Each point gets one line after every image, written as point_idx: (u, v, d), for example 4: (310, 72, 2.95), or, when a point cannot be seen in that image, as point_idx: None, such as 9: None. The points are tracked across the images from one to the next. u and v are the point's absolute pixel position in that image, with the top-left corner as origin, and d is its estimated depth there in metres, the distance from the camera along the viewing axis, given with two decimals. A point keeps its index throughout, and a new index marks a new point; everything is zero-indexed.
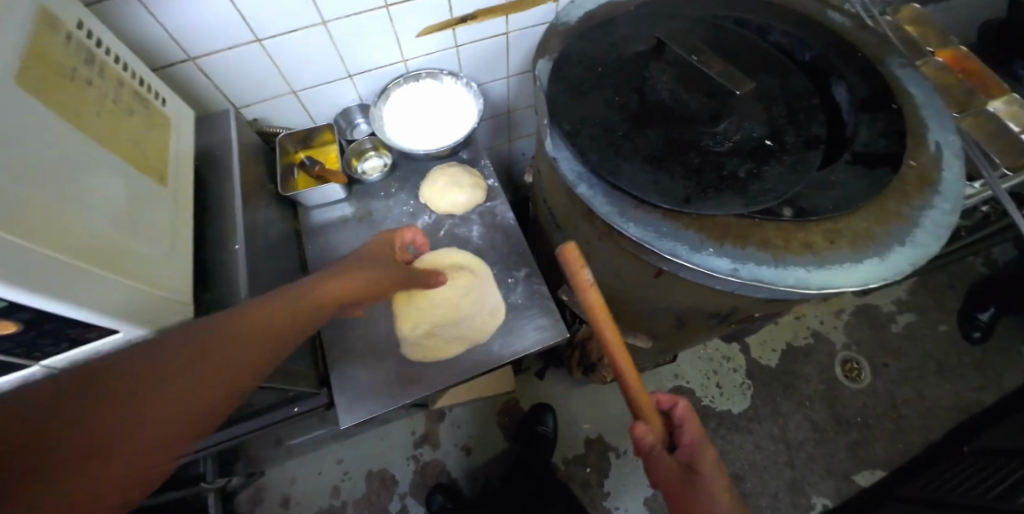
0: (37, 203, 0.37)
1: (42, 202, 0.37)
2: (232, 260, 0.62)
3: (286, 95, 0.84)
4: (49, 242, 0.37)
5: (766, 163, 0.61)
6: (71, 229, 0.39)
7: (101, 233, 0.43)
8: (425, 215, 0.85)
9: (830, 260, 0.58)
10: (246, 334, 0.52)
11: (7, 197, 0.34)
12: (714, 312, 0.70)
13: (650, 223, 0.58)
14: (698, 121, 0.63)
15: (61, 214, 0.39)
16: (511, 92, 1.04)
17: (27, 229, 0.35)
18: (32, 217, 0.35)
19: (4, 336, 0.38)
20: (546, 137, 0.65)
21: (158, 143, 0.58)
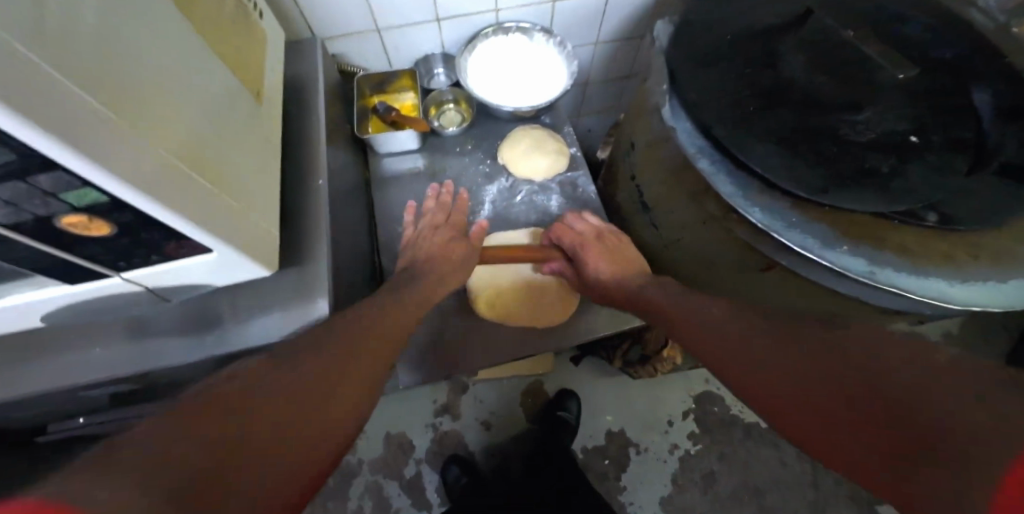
0: (145, 86, 0.31)
1: (156, 90, 0.32)
2: (315, 196, 0.58)
3: (371, 33, 0.78)
4: (157, 134, 0.31)
5: (909, 161, 0.55)
6: (178, 125, 0.34)
7: (203, 138, 0.38)
8: (502, 178, 0.80)
9: (974, 276, 0.52)
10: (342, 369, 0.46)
11: (120, 71, 0.29)
12: (813, 319, 0.65)
13: (778, 209, 0.52)
14: (836, 108, 0.56)
15: (168, 107, 0.34)
16: (597, 59, 0.97)
17: (142, 116, 0.30)
18: (146, 104, 0.31)
19: (99, 238, 0.34)
20: (665, 104, 0.60)
21: (253, 58, 0.53)
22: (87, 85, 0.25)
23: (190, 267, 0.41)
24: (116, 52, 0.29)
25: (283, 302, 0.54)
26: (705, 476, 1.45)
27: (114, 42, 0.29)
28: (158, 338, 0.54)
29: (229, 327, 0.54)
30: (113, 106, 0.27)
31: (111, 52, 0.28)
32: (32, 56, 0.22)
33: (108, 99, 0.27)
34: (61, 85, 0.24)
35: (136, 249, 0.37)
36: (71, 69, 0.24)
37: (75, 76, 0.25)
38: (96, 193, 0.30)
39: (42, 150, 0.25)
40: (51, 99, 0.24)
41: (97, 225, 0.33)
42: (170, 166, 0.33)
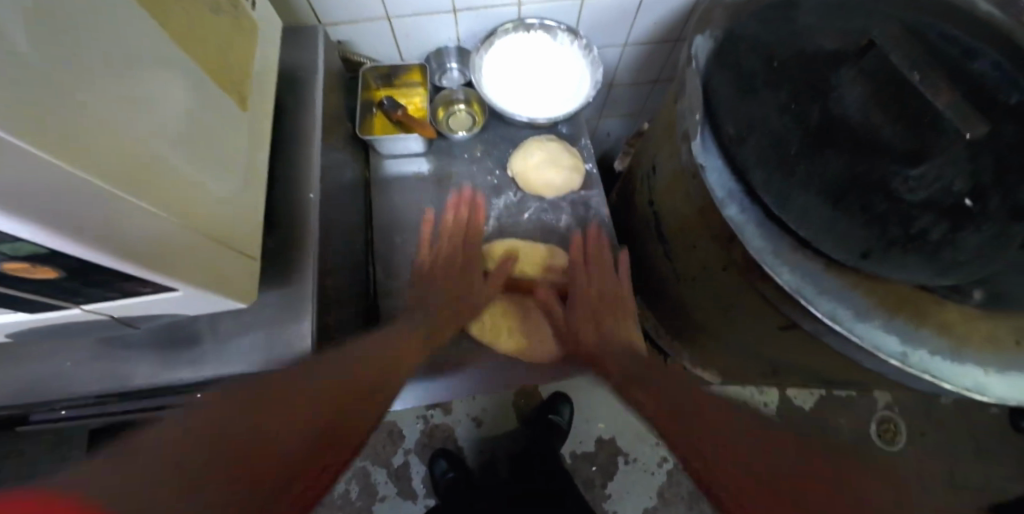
0: (100, 116, 0.27)
1: (115, 122, 0.28)
2: (305, 210, 0.54)
3: (379, 20, 0.72)
4: (113, 172, 0.27)
5: (964, 229, 0.49)
6: (142, 157, 0.30)
7: (173, 165, 0.33)
8: (510, 191, 0.75)
9: (1019, 365, 0.46)
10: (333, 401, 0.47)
11: (64, 104, 0.24)
12: (828, 378, 0.61)
13: (810, 272, 0.47)
14: (893, 156, 0.50)
15: (130, 136, 0.29)
16: (624, 63, 0.89)
17: (95, 159, 0.26)
18: (99, 141, 0.26)
19: (43, 279, 0.30)
20: (696, 137, 0.54)
21: (241, 56, 0.47)
22: (18, 131, 0.21)
23: (157, 302, 0.37)
24: (63, 84, 0.24)
25: (266, 324, 0.50)
26: (691, 491, 1.45)
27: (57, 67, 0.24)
28: (133, 355, 0.51)
29: (206, 349, 0.50)
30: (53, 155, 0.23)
31: (53, 85, 0.24)
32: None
33: (48, 149, 0.23)
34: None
35: (90, 287, 0.33)
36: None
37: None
38: (32, 245, 0.26)
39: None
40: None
41: (40, 271, 0.28)
42: (127, 207, 0.28)
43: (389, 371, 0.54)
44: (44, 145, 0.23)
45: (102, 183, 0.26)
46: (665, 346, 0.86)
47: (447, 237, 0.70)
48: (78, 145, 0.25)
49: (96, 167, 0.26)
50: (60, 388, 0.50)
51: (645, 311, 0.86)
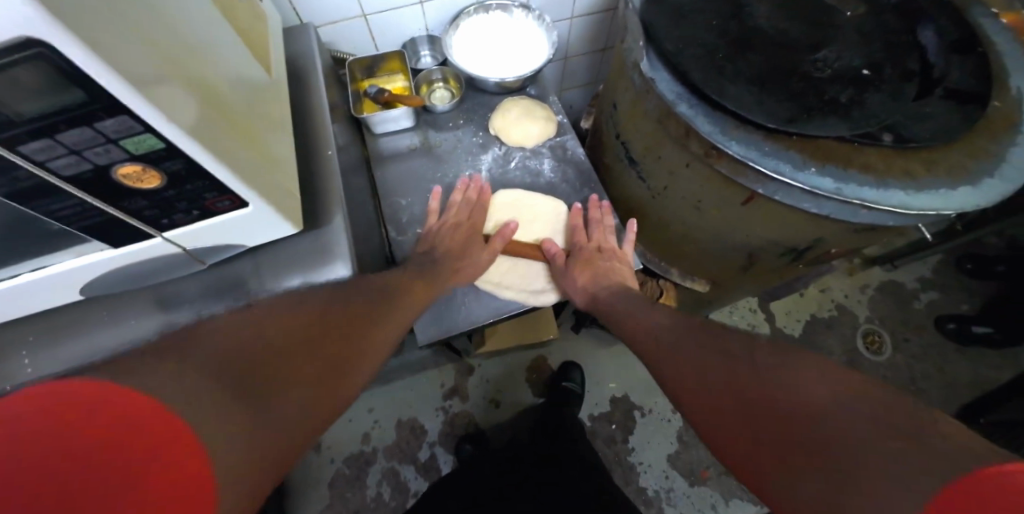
0: (173, 44, 0.34)
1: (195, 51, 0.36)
2: (325, 166, 0.62)
3: (356, 17, 0.83)
4: (185, 85, 0.34)
5: (868, 91, 0.61)
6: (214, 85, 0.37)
7: (226, 98, 0.41)
8: (495, 147, 0.84)
9: (930, 186, 0.58)
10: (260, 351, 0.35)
11: None
12: (792, 246, 0.70)
13: (753, 142, 0.58)
14: (799, 49, 0.63)
15: (195, 67, 0.37)
16: (574, 35, 1.02)
17: None
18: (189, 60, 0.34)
19: (146, 192, 0.38)
20: (642, 59, 0.65)
21: (258, 36, 0.56)
22: (122, 30, 0.28)
23: (224, 224, 0.44)
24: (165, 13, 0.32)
25: (307, 266, 0.57)
26: None
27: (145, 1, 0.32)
28: (189, 311, 0.56)
29: (258, 292, 0.57)
30: None
31: None
32: None
33: None
34: (101, 21, 0.26)
35: (176, 204, 0.40)
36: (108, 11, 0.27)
37: (111, 19, 0.27)
38: (151, 139, 0.33)
39: (101, 84, 0.28)
40: (99, 38, 0.26)
41: (148, 175, 0.36)
42: (201, 115, 0.36)
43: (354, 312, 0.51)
44: None
45: (179, 91, 0.33)
46: (655, 268, 0.94)
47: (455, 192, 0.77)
48: (160, 56, 0.32)
49: (173, 76, 0.33)
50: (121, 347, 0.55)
51: (633, 240, 0.94)
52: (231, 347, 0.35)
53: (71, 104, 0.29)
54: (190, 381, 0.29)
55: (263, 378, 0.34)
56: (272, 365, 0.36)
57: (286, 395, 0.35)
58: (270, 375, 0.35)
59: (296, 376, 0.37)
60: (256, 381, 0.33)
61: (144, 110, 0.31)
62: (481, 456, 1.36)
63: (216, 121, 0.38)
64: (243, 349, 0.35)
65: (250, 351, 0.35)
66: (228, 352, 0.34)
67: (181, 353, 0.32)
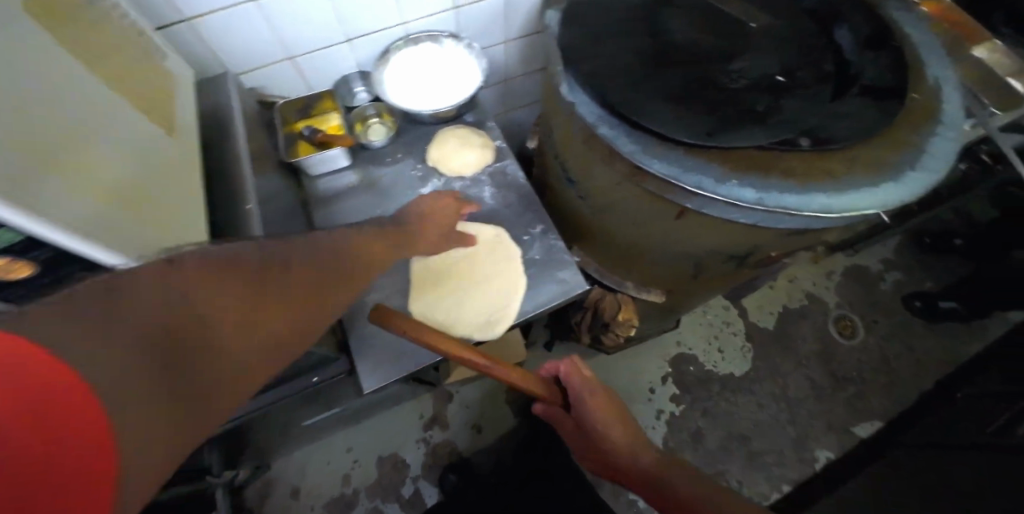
0: (32, 126, 0.33)
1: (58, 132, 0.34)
2: (246, 219, 0.60)
3: (283, 61, 0.82)
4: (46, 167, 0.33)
5: (783, 97, 0.62)
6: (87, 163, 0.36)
7: (102, 168, 0.39)
8: (434, 179, 0.83)
9: (851, 186, 0.59)
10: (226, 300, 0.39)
11: None
12: (733, 253, 0.71)
13: (675, 158, 0.58)
14: (714, 61, 0.64)
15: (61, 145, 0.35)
16: (510, 58, 1.03)
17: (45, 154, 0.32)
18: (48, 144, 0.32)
19: (19, 281, 0.35)
20: (562, 83, 0.64)
21: (161, 95, 0.54)
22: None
23: None
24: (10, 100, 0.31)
25: None
26: (692, 433, 1.53)
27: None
28: None
29: None
30: None
31: None
32: None
33: None
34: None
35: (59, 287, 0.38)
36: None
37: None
38: (9, 233, 0.31)
39: None
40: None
41: (16, 267, 0.34)
42: (63, 196, 0.34)
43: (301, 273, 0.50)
44: None
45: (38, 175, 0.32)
46: (611, 282, 0.94)
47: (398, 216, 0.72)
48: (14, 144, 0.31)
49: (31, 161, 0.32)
50: None
51: (586, 257, 0.94)
52: (159, 304, 0.33)
53: None
54: (134, 388, 0.27)
55: (183, 382, 0.32)
56: (209, 325, 0.36)
57: (212, 364, 0.35)
58: (197, 346, 0.34)
59: (281, 317, 0.44)
60: (176, 343, 0.33)
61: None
62: (474, 481, 1.34)
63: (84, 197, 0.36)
64: (160, 305, 0.33)
65: (152, 323, 0.31)
66: (143, 321, 0.31)
67: (63, 310, 0.27)
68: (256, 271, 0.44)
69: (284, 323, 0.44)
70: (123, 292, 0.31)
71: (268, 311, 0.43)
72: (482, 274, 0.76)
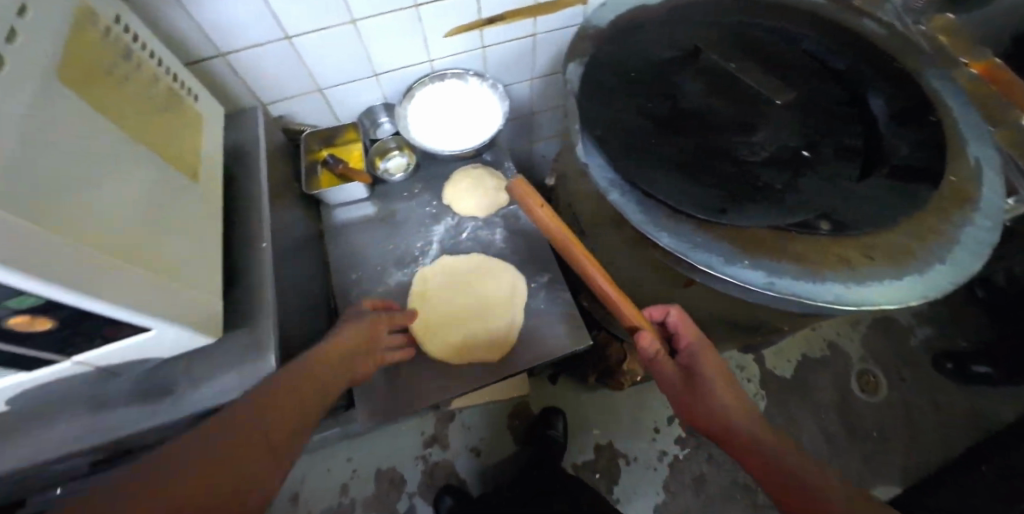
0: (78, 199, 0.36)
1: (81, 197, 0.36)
2: (259, 258, 0.62)
3: (312, 92, 0.85)
4: (89, 238, 0.36)
5: (803, 174, 0.60)
6: (105, 224, 0.38)
7: (140, 229, 0.42)
8: (448, 217, 0.84)
9: (868, 276, 0.57)
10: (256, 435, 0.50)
11: (40, 191, 0.32)
12: (743, 324, 0.69)
13: (684, 233, 0.57)
14: (735, 130, 0.62)
15: (103, 212, 0.38)
16: (534, 95, 1.03)
17: (63, 224, 0.34)
18: (68, 212, 0.34)
19: (37, 332, 0.38)
20: (578, 143, 0.63)
21: (189, 139, 0.57)
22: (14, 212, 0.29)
23: (134, 344, 0.45)
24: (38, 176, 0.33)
25: (236, 363, 0.57)
26: (695, 479, 1.49)
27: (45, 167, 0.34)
28: (111, 411, 0.55)
29: (186, 392, 0.56)
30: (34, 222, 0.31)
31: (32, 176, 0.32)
32: None
33: (30, 218, 0.31)
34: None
35: (76, 337, 0.41)
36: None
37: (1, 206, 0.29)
38: (25, 296, 0.33)
39: None
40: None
41: (37, 322, 0.37)
42: (103, 262, 0.37)
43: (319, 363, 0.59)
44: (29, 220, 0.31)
45: (82, 247, 0.35)
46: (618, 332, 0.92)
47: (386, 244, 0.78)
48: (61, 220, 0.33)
49: (77, 234, 0.35)
50: (41, 455, 0.53)
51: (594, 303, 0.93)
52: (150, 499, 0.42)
53: None
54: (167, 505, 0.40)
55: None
56: (217, 465, 0.47)
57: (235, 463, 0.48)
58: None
59: (283, 423, 0.52)
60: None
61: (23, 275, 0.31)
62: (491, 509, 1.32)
63: (124, 261, 0.39)
64: (173, 472, 0.45)
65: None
66: (166, 478, 0.44)
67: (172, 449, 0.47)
68: (268, 390, 0.53)
69: (281, 431, 0.52)
70: (172, 458, 0.46)
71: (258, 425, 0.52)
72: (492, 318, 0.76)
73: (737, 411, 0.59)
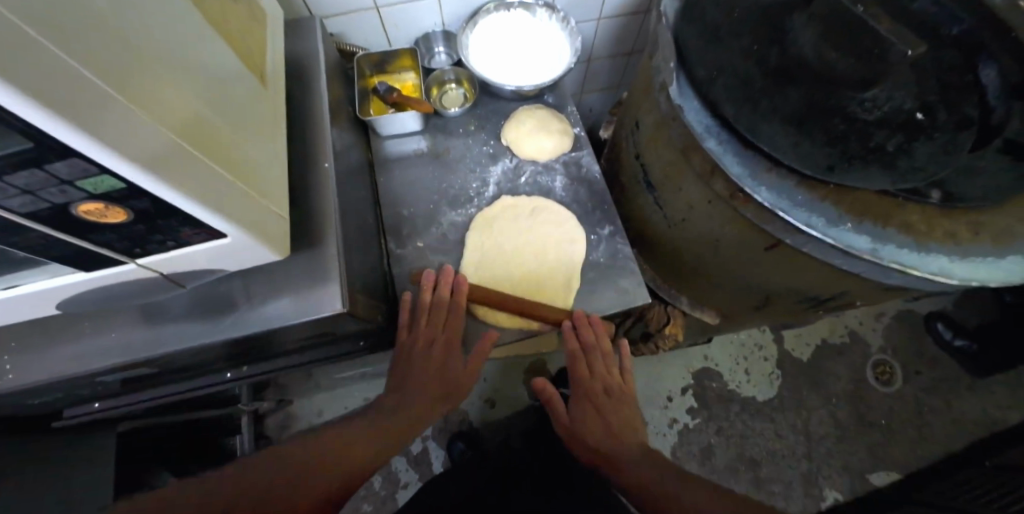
0: (154, 73, 0.31)
1: (160, 72, 0.32)
2: (320, 179, 0.58)
3: (368, 10, 0.77)
4: (169, 116, 0.32)
5: (917, 139, 0.55)
6: (184, 108, 0.34)
7: (214, 124, 0.38)
8: (506, 158, 0.80)
9: (974, 253, 0.53)
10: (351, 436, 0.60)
11: (120, 50, 0.28)
12: (814, 295, 0.66)
13: (784, 190, 0.53)
14: (846, 86, 0.56)
15: (176, 91, 0.33)
16: (599, 38, 0.95)
17: (147, 97, 0.30)
18: (151, 86, 0.30)
19: (115, 225, 0.35)
20: (672, 83, 0.59)
21: (257, 38, 0.52)
22: (85, 65, 0.25)
23: (203, 252, 0.42)
24: (120, 37, 0.28)
25: (296, 286, 0.55)
26: (702, 448, 1.52)
27: (124, 27, 0.29)
28: (174, 323, 0.54)
29: (244, 312, 0.54)
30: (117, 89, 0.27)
31: (115, 38, 0.28)
32: (19, 24, 0.20)
33: (112, 82, 0.27)
34: (55, 60, 0.23)
35: (149, 236, 0.38)
36: (71, 45, 0.24)
37: (75, 57, 0.24)
38: (111, 180, 0.30)
39: (42, 127, 0.24)
40: (48, 78, 0.23)
41: (113, 212, 0.33)
42: (179, 152, 0.32)
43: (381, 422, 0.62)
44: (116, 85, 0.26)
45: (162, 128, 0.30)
46: (664, 294, 0.90)
47: (426, 313, 0.68)
48: (131, 88, 0.28)
49: (155, 112, 0.30)
50: (105, 359, 0.53)
51: (643, 264, 0.91)
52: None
53: (15, 150, 0.26)
54: None
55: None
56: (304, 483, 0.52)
57: None
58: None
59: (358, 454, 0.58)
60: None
61: (95, 147, 0.27)
62: (501, 473, 1.24)
63: (202, 157, 0.35)
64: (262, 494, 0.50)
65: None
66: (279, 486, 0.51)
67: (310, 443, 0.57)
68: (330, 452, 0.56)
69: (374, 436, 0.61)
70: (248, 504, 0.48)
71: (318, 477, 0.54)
72: (549, 277, 0.72)
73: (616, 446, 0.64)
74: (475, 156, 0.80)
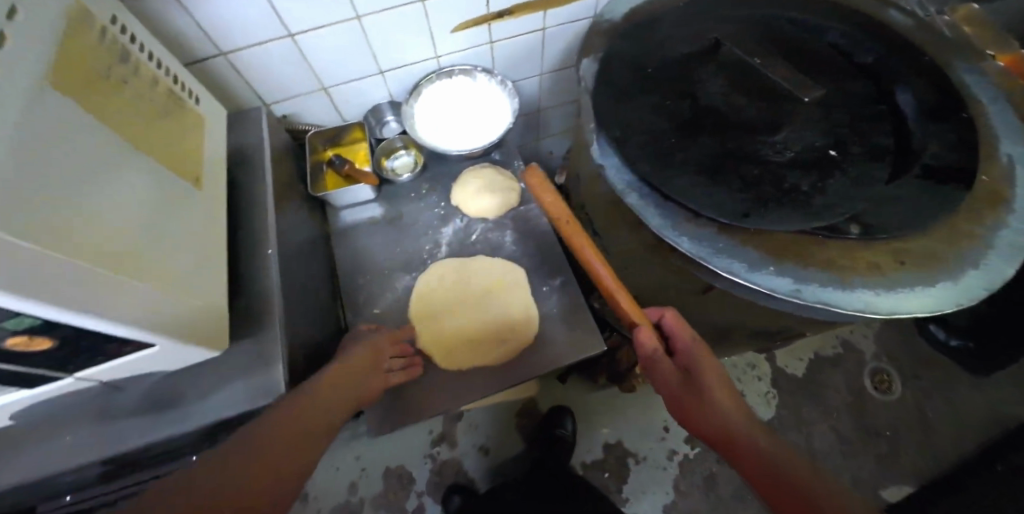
0: (84, 214, 0.35)
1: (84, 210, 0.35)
2: (264, 264, 0.61)
3: (316, 91, 0.82)
4: (92, 250, 0.34)
5: (830, 176, 0.58)
6: (109, 239, 0.37)
7: (146, 242, 0.41)
8: (456, 218, 0.83)
9: (899, 282, 0.54)
10: (319, 412, 0.54)
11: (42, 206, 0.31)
12: (763, 329, 0.67)
13: (705, 237, 0.55)
14: (756, 131, 0.59)
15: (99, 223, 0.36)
16: (544, 91, 1.00)
17: (67, 239, 0.32)
18: (72, 226, 0.33)
19: (40, 350, 0.37)
20: (593, 143, 0.62)
21: (193, 144, 0.56)
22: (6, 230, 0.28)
23: (142, 357, 0.44)
24: (41, 192, 0.31)
25: (243, 371, 0.56)
26: (704, 478, 1.47)
27: (51, 184, 0.33)
28: (122, 423, 0.54)
29: (191, 404, 0.55)
30: (36, 242, 0.30)
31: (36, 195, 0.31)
32: None
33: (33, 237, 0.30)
34: None
35: (85, 351, 0.40)
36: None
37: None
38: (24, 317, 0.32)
39: None
40: None
41: (39, 340, 0.36)
42: (102, 279, 0.35)
43: (343, 405, 0.58)
44: (36, 238, 0.30)
45: (83, 262, 0.33)
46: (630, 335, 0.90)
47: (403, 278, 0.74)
48: (57, 238, 0.31)
49: (78, 249, 0.33)
50: (47, 468, 0.52)
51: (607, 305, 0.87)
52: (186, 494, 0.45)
53: None
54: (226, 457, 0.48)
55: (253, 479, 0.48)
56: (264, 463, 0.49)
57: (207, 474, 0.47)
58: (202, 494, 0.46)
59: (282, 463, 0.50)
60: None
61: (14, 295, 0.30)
62: None
63: (130, 278, 0.38)
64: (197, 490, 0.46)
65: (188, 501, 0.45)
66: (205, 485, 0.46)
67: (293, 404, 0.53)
68: (308, 390, 0.55)
69: (277, 439, 0.51)
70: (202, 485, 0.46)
71: (278, 463, 0.50)
72: (501, 324, 0.75)
73: (740, 418, 0.53)
74: (431, 217, 0.83)
